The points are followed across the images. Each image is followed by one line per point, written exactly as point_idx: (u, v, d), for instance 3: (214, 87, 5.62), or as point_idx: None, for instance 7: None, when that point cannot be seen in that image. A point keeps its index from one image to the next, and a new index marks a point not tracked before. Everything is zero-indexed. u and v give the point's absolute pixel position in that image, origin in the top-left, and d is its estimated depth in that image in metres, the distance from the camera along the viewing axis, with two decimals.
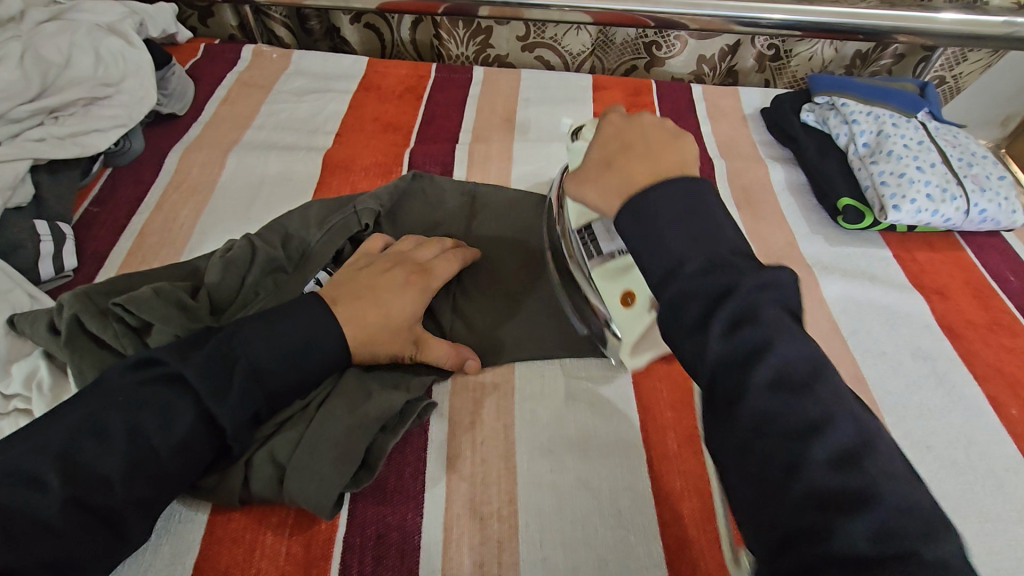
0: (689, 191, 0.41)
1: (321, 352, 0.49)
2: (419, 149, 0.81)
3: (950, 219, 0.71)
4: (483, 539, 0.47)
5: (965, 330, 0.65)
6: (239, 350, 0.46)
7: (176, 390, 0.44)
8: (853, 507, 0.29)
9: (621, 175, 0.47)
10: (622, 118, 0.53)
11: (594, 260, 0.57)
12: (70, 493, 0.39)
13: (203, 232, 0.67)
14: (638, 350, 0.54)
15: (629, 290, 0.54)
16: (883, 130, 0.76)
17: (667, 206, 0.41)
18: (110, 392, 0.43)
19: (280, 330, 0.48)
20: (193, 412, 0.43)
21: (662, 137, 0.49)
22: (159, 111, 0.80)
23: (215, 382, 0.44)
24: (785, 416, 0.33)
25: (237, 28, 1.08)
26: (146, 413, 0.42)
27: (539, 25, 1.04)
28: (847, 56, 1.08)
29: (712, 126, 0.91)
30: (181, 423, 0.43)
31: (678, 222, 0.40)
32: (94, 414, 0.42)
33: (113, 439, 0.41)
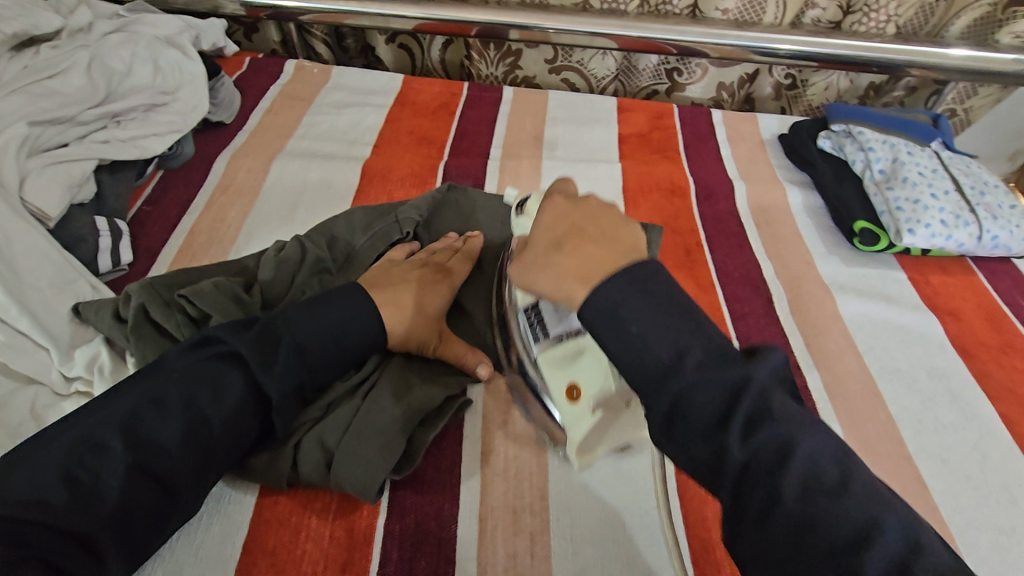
0: (648, 281, 0.39)
1: (358, 337, 0.52)
2: (452, 162, 0.85)
3: (963, 244, 0.74)
4: (517, 530, 0.49)
5: (978, 351, 0.67)
6: (287, 333, 0.49)
7: (226, 366, 0.47)
8: None
9: (578, 257, 0.43)
10: (566, 200, 0.48)
11: (539, 343, 0.52)
12: (132, 458, 0.42)
13: (249, 234, 0.71)
14: (587, 450, 0.50)
15: (575, 383, 0.50)
16: (898, 158, 0.79)
17: (636, 306, 0.38)
18: (167, 367, 0.46)
19: (325, 320, 0.51)
20: (240, 388, 0.47)
21: (611, 224, 0.46)
22: (208, 119, 0.85)
23: (262, 357, 0.47)
24: (838, 529, 0.31)
25: (278, 44, 1.13)
26: (200, 388, 0.46)
27: (567, 49, 1.09)
28: (862, 87, 1.12)
29: (731, 150, 0.95)
30: (231, 396, 0.46)
31: (650, 321, 0.38)
32: (152, 387, 0.45)
33: (170, 410, 0.44)
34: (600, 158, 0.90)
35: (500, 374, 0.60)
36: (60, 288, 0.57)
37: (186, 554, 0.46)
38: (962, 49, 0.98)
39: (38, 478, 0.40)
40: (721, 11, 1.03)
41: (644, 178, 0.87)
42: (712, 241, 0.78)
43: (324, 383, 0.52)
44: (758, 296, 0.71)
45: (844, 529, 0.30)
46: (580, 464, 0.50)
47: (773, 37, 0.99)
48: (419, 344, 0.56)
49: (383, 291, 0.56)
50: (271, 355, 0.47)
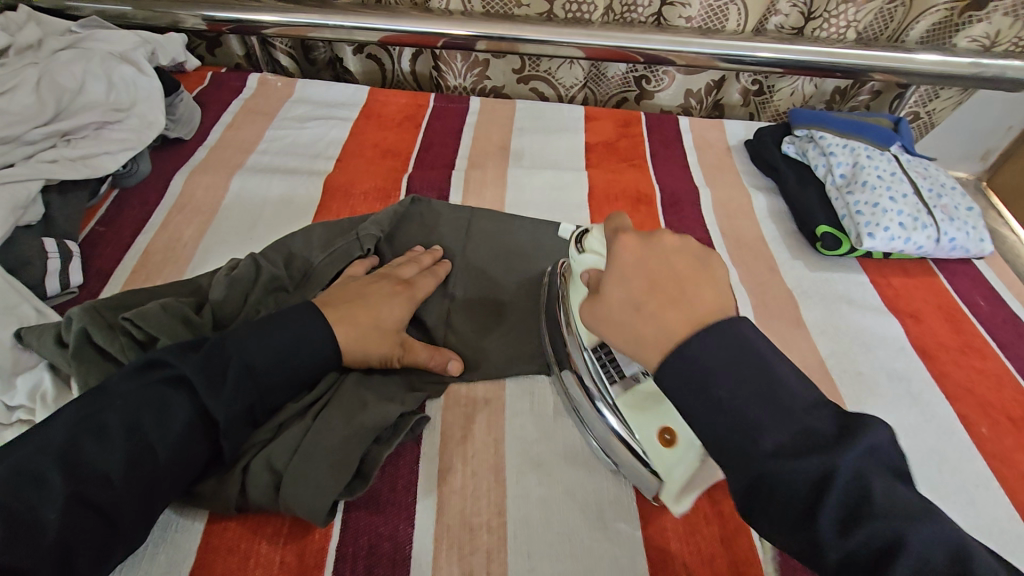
0: (737, 339, 0.40)
1: (312, 355, 0.51)
2: (416, 174, 0.85)
3: (922, 246, 0.74)
4: (474, 548, 0.48)
5: (938, 352, 0.68)
6: (236, 352, 0.48)
7: (172, 391, 0.45)
8: (794, 446, 0.36)
9: (656, 319, 0.43)
10: (643, 243, 0.47)
11: (617, 387, 0.52)
12: (71, 489, 0.40)
13: (205, 252, 0.70)
14: (686, 492, 0.47)
15: (670, 425, 0.48)
16: (858, 162, 0.80)
17: (716, 359, 0.39)
18: (109, 394, 0.45)
19: (275, 340, 0.50)
20: (187, 410, 0.45)
21: (691, 271, 0.45)
22: (167, 135, 0.83)
23: (210, 380, 0.46)
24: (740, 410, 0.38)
25: (244, 58, 1.12)
26: (144, 412, 0.44)
27: (534, 59, 1.09)
28: (827, 92, 1.14)
29: (697, 156, 0.95)
30: (177, 421, 0.45)
31: (725, 371, 0.39)
32: (94, 414, 0.43)
33: (113, 437, 0.42)
34: (566, 167, 0.90)
35: (459, 389, 0.59)
36: (3, 313, 0.55)
37: None
38: (928, 53, 1.00)
39: None
40: (685, 18, 1.03)
41: (610, 186, 0.87)
42: None
43: (275, 405, 0.51)
44: None
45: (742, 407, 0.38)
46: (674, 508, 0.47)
47: (736, 44, 1.00)
48: (381, 359, 0.56)
49: (335, 307, 0.55)
50: (219, 374, 0.46)
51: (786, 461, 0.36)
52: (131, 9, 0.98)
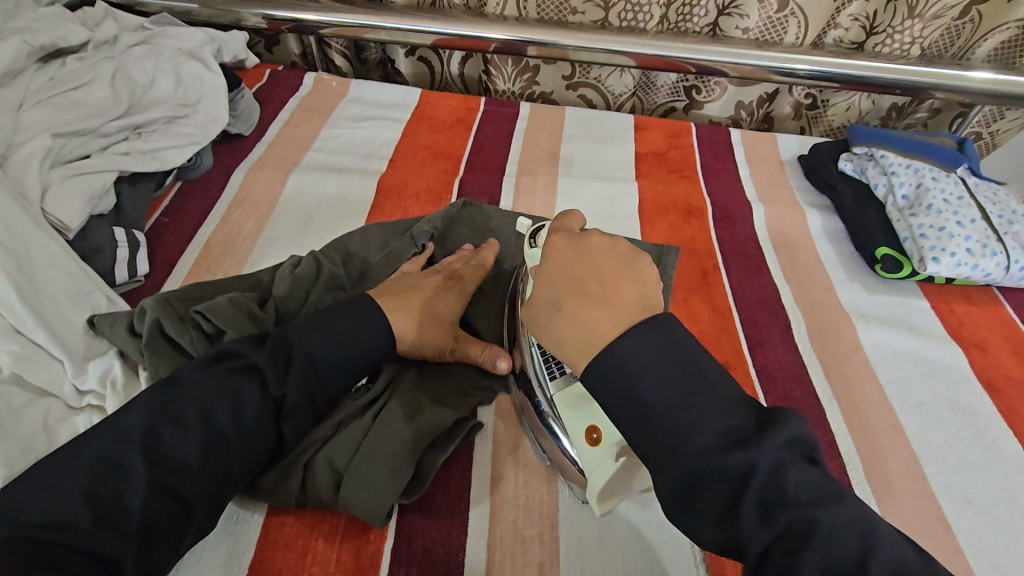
0: (670, 337, 0.39)
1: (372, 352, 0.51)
2: (468, 178, 0.85)
3: (990, 274, 0.72)
4: (526, 560, 0.48)
5: (1005, 385, 0.65)
6: (300, 345, 0.48)
7: (244, 380, 0.46)
8: None
9: (576, 320, 0.41)
10: (569, 242, 0.45)
11: (556, 381, 0.51)
12: (153, 477, 0.41)
13: (263, 247, 0.71)
14: (608, 494, 0.45)
15: (593, 424, 0.47)
16: (922, 183, 0.78)
17: (641, 363, 0.38)
18: (182, 382, 0.46)
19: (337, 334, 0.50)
20: (257, 401, 0.46)
21: (614, 269, 0.43)
22: (227, 130, 0.85)
23: (280, 370, 0.47)
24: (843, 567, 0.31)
25: (298, 56, 1.14)
26: (218, 402, 0.45)
27: (584, 66, 1.09)
28: (884, 109, 1.11)
29: (750, 170, 0.94)
30: (249, 411, 0.45)
31: (655, 376, 0.37)
32: (169, 403, 0.44)
33: (189, 425, 0.43)
34: (616, 177, 0.90)
35: (511, 397, 0.59)
36: (76, 300, 0.57)
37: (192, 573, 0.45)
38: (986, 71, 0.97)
39: (59, 499, 0.39)
40: (743, 29, 1.01)
41: (661, 197, 0.86)
42: (730, 265, 0.77)
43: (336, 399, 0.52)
44: (776, 323, 0.70)
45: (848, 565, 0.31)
46: (602, 510, 0.45)
47: (794, 57, 0.99)
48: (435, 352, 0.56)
49: (394, 299, 0.56)
50: (287, 367, 0.47)
51: None
52: (196, 7, 1.01)
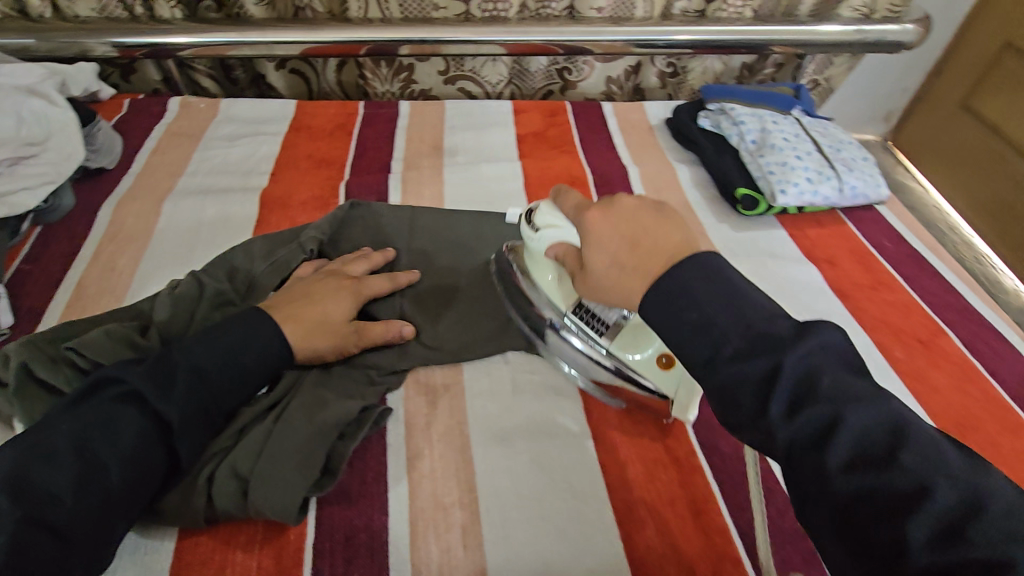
0: (713, 274, 0.41)
1: (264, 352, 0.52)
2: (353, 180, 0.85)
3: (829, 198, 0.82)
4: (449, 526, 0.50)
5: (853, 291, 0.75)
6: (182, 361, 0.48)
7: (122, 405, 0.45)
8: (867, 482, 0.32)
9: (638, 270, 0.44)
10: (606, 212, 0.49)
11: (605, 336, 0.58)
12: (23, 511, 0.38)
13: (143, 278, 0.68)
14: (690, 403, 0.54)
15: (662, 352, 0.55)
16: (765, 128, 0.87)
17: (696, 284, 0.40)
18: (53, 420, 0.44)
19: (221, 342, 0.51)
20: (137, 421, 0.44)
21: (654, 220, 0.46)
22: (87, 166, 0.81)
23: (161, 387, 0.46)
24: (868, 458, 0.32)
25: (161, 82, 1.10)
26: (93, 429, 0.43)
27: (457, 60, 1.12)
28: (735, 68, 1.22)
29: (624, 138, 1.00)
30: (129, 432, 0.44)
31: (713, 301, 0.40)
32: (38, 439, 0.42)
33: (63, 457, 0.41)
34: (499, 159, 0.93)
35: (419, 377, 0.61)
36: None
37: None
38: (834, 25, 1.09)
39: None
40: (597, 10, 1.08)
41: (543, 173, 0.91)
42: None
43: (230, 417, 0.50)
44: None
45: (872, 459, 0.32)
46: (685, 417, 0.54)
47: (646, 30, 1.06)
48: (332, 352, 0.57)
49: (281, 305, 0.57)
50: (168, 381, 0.46)
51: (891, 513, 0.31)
52: (32, 41, 0.95)
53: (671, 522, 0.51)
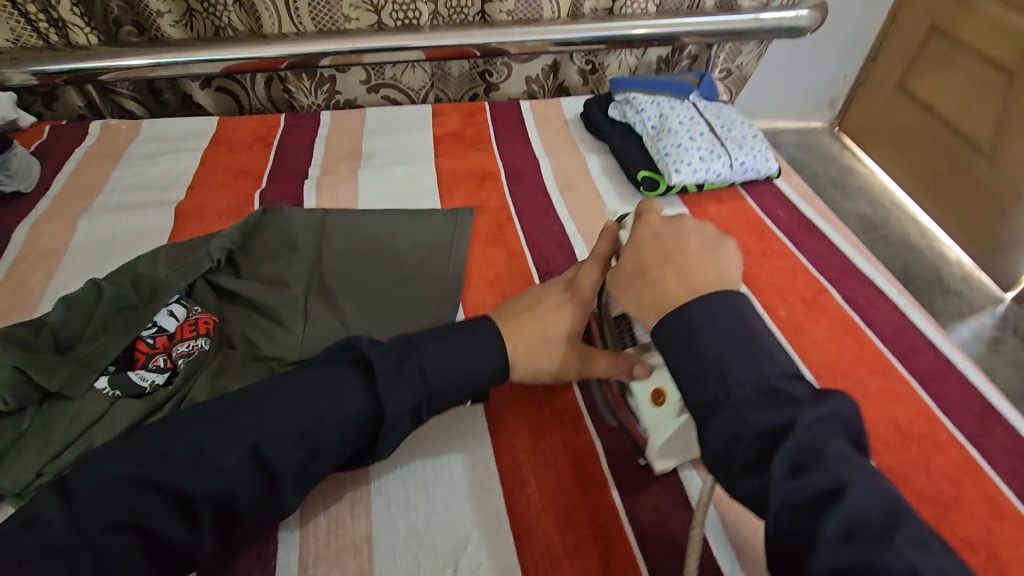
0: (744, 308, 0.45)
1: (494, 349, 0.52)
2: (270, 188, 0.88)
3: (722, 174, 0.86)
4: (339, 498, 0.52)
5: (745, 259, 0.79)
6: (418, 351, 0.49)
7: (336, 385, 0.47)
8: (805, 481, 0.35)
9: (655, 291, 0.49)
10: (660, 226, 0.53)
11: (627, 350, 0.57)
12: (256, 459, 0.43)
13: (53, 293, 0.70)
14: (666, 452, 0.52)
15: (659, 389, 0.52)
16: (663, 113, 0.92)
17: (715, 320, 0.44)
18: (284, 382, 0.47)
19: (451, 341, 0.51)
20: (364, 402, 0.46)
21: (701, 251, 0.50)
22: (2, 190, 0.83)
23: (393, 367, 0.48)
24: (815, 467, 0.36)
25: (86, 108, 1.12)
26: (324, 402, 0.46)
27: (377, 68, 1.15)
28: (651, 61, 1.27)
29: (539, 132, 1.05)
30: (349, 413, 0.46)
31: (728, 336, 0.43)
32: (295, 396, 0.46)
33: (297, 427, 0.44)
34: (416, 159, 0.97)
35: None
36: None
37: None
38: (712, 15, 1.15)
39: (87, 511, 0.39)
40: (506, 12, 1.12)
41: (457, 170, 0.94)
42: (522, 212, 0.87)
43: (339, 451, 0.46)
44: (562, 252, 0.79)
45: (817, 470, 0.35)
46: (659, 466, 0.53)
47: (556, 29, 1.11)
48: None
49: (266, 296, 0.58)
50: (397, 370, 0.48)
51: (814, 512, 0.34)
52: None
53: (556, 478, 0.54)
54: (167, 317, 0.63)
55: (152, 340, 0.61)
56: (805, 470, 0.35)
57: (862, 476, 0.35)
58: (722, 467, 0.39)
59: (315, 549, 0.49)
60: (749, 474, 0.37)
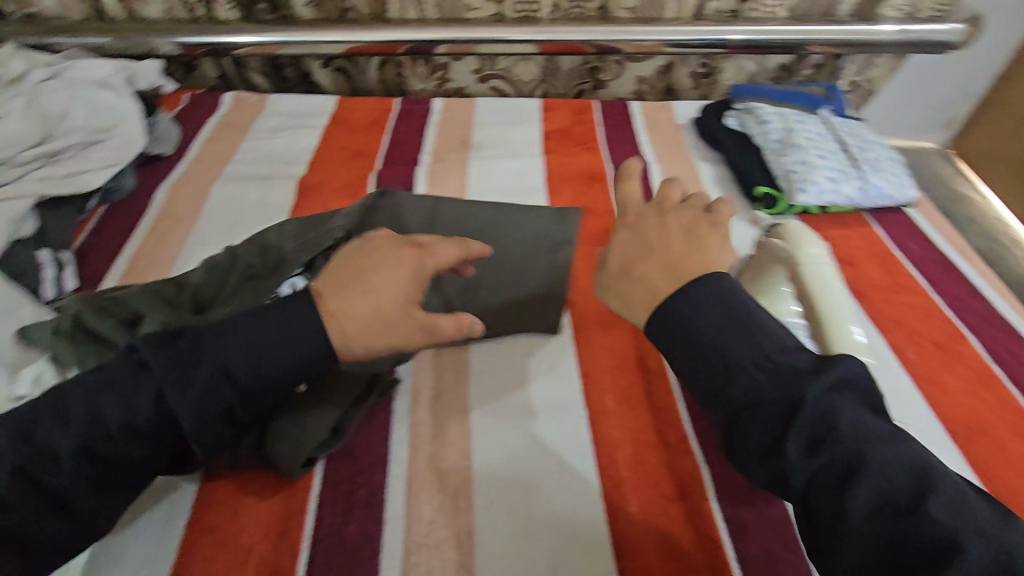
0: (730, 300, 0.41)
1: (313, 345, 0.43)
2: (384, 171, 0.91)
3: (852, 198, 0.81)
4: (443, 488, 0.53)
5: (872, 292, 0.73)
6: (212, 347, 0.42)
7: (173, 380, 0.42)
8: (826, 466, 0.33)
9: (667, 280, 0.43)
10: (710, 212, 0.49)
11: None
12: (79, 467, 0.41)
13: (189, 253, 0.75)
14: None
15: None
16: (791, 127, 0.87)
17: (706, 314, 0.40)
18: (125, 369, 0.43)
19: (266, 325, 0.44)
20: (168, 402, 0.41)
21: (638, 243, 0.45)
22: (149, 152, 0.89)
23: (174, 366, 0.42)
24: (827, 441, 0.34)
25: (218, 80, 1.19)
26: (168, 392, 0.42)
27: (490, 59, 1.16)
28: (771, 69, 1.21)
29: (649, 136, 1.02)
30: (188, 403, 0.42)
31: (725, 322, 0.39)
32: (145, 390, 0.42)
33: (143, 427, 0.41)
34: (523, 154, 0.96)
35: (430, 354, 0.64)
36: (4, 317, 0.60)
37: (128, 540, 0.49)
38: (848, 25, 1.07)
39: None
40: (628, 9, 1.10)
41: (565, 169, 0.93)
42: None
43: (210, 436, 0.43)
44: None
45: (823, 445, 0.34)
46: None
47: (677, 29, 1.07)
48: None
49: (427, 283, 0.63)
50: (190, 367, 0.42)
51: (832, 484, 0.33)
52: (108, 40, 1.05)
53: (659, 500, 0.53)
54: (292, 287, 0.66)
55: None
56: (819, 446, 0.34)
57: (878, 448, 0.33)
58: (738, 452, 0.37)
59: (418, 535, 0.50)
60: (761, 458, 0.36)
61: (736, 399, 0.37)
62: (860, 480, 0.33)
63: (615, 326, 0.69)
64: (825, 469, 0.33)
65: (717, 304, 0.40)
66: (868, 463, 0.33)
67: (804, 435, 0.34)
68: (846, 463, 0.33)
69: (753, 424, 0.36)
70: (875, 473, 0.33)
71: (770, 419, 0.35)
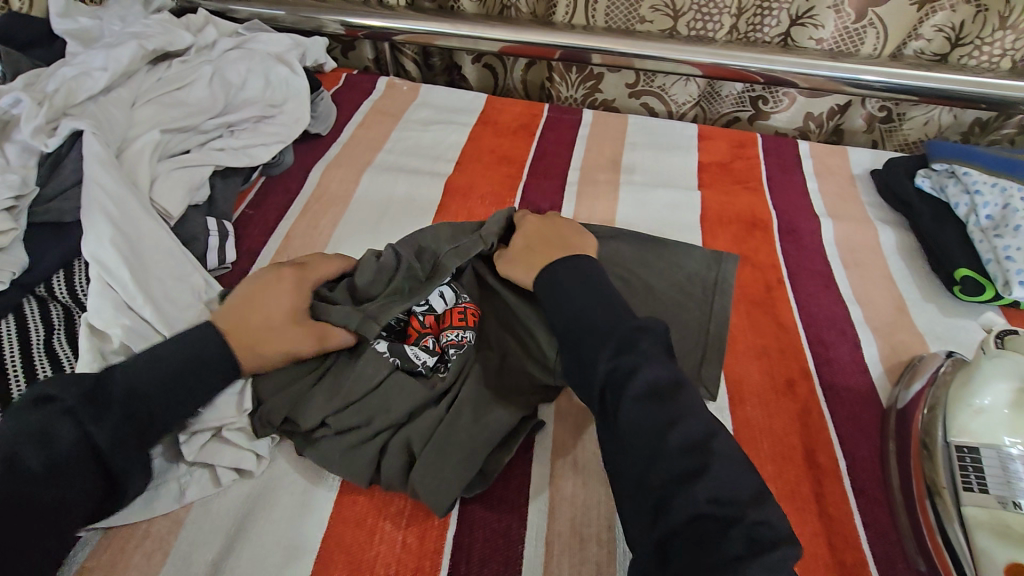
0: (596, 281, 0.56)
1: (209, 363, 0.52)
2: (530, 183, 0.87)
3: None
4: (583, 558, 0.49)
5: None
6: (122, 377, 0.49)
7: (56, 420, 0.46)
8: (723, 514, 0.40)
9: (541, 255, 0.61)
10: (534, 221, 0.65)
11: (971, 493, 0.49)
12: None
13: (338, 241, 0.75)
14: None
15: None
16: (1010, 203, 0.73)
17: (569, 278, 0.56)
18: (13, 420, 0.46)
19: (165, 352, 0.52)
20: (71, 431, 0.46)
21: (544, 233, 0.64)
22: (308, 130, 0.91)
23: (90, 403, 0.47)
24: (685, 466, 0.42)
25: (372, 62, 1.20)
26: (29, 445, 0.44)
27: (649, 74, 1.09)
28: (967, 124, 1.06)
29: (819, 184, 0.92)
30: (63, 444, 0.45)
31: (577, 288, 0.56)
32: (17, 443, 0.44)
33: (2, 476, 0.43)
34: (678, 184, 0.89)
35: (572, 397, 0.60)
36: (179, 281, 0.61)
37: (269, 541, 0.49)
38: None
39: None
40: (816, 40, 0.99)
41: (724, 208, 0.85)
42: (795, 276, 0.75)
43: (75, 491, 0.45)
44: (845, 342, 0.67)
45: (688, 466, 0.42)
46: None
47: (871, 68, 0.96)
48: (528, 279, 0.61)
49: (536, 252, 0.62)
50: (101, 393, 0.48)
51: (716, 528, 0.39)
52: (281, 14, 1.08)
53: None
54: (438, 297, 0.62)
55: (423, 318, 0.60)
56: (703, 481, 0.41)
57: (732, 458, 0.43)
58: (631, 479, 0.44)
59: None
60: (660, 486, 0.42)
61: (630, 418, 0.45)
62: (739, 519, 0.39)
63: (778, 405, 0.61)
64: (682, 500, 0.41)
65: (646, 339, 0.49)
66: (748, 519, 0.39)
67: (688, 464, 0.42)
68: (715, 500, 0.40)
69: (633, 442, 0.44)
70: (725, 484, 0.41)
71: (652, 441, 0.44)
